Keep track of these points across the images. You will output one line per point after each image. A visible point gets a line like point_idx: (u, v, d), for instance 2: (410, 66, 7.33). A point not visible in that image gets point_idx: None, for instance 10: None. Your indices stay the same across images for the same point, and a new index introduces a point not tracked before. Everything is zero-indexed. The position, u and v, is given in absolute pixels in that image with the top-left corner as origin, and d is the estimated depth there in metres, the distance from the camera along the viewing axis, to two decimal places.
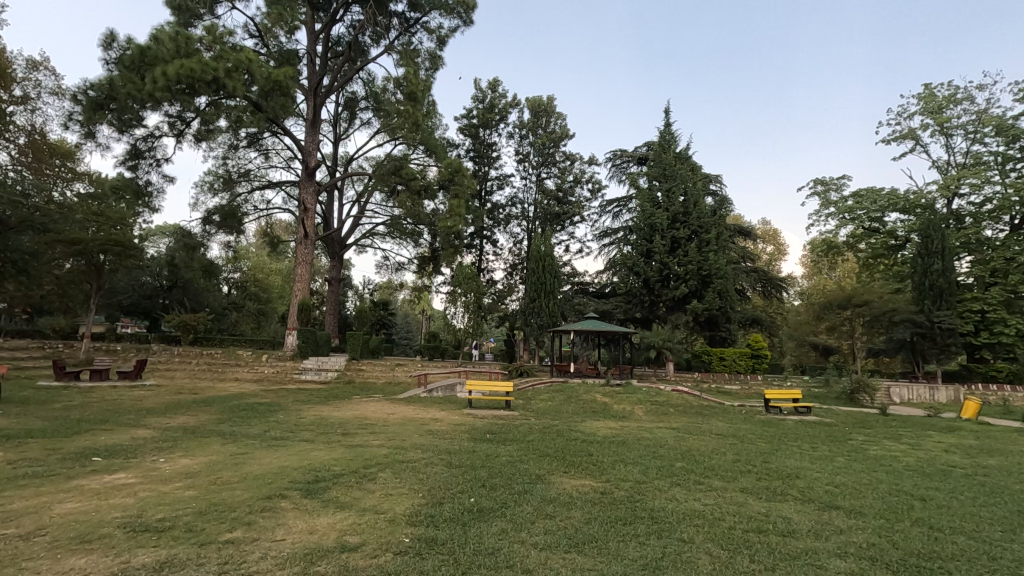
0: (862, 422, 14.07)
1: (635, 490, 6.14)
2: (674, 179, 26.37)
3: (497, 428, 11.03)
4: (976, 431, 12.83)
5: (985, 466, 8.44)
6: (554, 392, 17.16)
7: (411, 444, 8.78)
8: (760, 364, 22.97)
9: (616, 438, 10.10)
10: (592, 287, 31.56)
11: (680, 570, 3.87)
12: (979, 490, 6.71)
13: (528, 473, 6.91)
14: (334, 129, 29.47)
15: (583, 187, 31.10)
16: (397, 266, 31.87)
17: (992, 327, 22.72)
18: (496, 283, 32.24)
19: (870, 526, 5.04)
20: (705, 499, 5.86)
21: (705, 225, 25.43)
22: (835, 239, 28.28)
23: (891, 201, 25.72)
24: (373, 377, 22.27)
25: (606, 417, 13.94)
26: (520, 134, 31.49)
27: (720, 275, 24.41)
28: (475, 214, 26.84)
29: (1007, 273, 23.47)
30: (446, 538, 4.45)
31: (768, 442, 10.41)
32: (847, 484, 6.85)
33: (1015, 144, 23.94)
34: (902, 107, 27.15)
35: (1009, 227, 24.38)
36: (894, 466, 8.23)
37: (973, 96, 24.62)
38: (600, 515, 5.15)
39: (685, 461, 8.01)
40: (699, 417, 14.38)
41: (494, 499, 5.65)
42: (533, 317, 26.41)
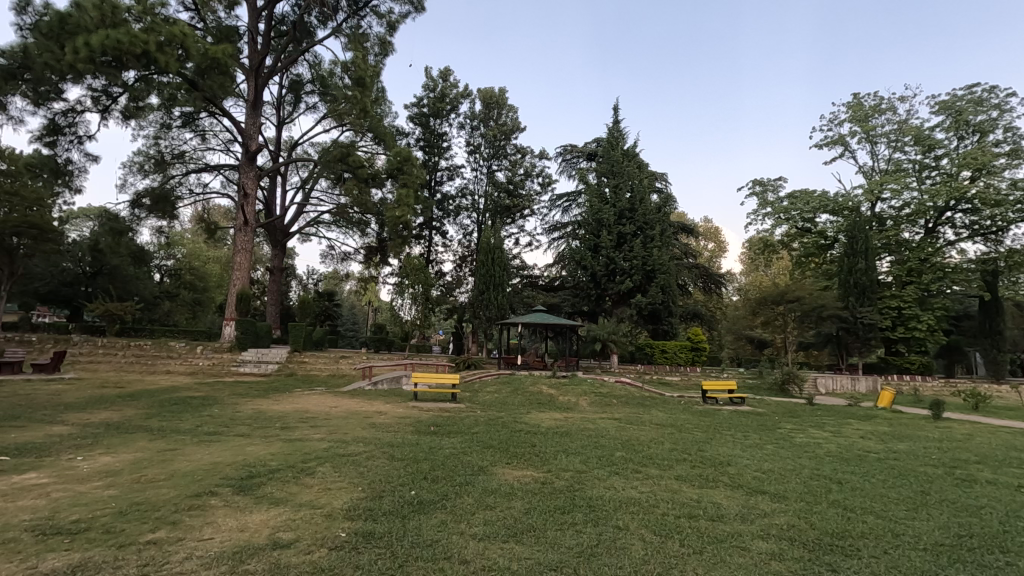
0: (791, 412, 14.94)
1: (574, 480, 6.27)
2: (622, 176, 26.94)
3: (441, 420, 10.98)
4: (889, 419, 13.82)
5: (895, 451, 9.14)
6: (500, 384, 17.26)
7: (353, 437, 8.61)
8: (699, 355, 23.93)
9: (560, 429, 10.26)
10: (542, 281, 31.85)
11: (614, 556, 3.98)
12: (889, 473, 7.27)
13: (471, 465, 6.92)
14: (278, 112, 28.31)
15: (534, 180, 31.32)
16: (343, 256, 31.09)
17: (908, 323, 24.57)
18: (445, 274, 32.06)
19: (791, 509, 5.35)
20: (641, 487, 6.05)
21: (651, 221, 26.07)
22: (770, 238, 29.80)
23: (822, 203, 27.27)
24: (317, 370, 21.74)
25: (551, 408, 14.18)
26: (471, 125, 31.32)
27: (664, 270, 25.21)
28: (424, 204, 26.48)
29: (921, 273, 25.41)
30: (384, 531, 4.39)
31: (703, 432, 10.85)
32: (774, 470, 7.24)
33: (931, 153, 25.85)
34: (833, 114, 28.76)
35: (924, 230, 26.37)
36: (817, 453, 8.79)
37: (895, 107, 26.42)
38: (539, 504, 5.23)
39: (625, 451, 8.24)
40: (641, 408, 14.87)
41: (435, 492, 5.63)
42: (482, 309, 26.42)
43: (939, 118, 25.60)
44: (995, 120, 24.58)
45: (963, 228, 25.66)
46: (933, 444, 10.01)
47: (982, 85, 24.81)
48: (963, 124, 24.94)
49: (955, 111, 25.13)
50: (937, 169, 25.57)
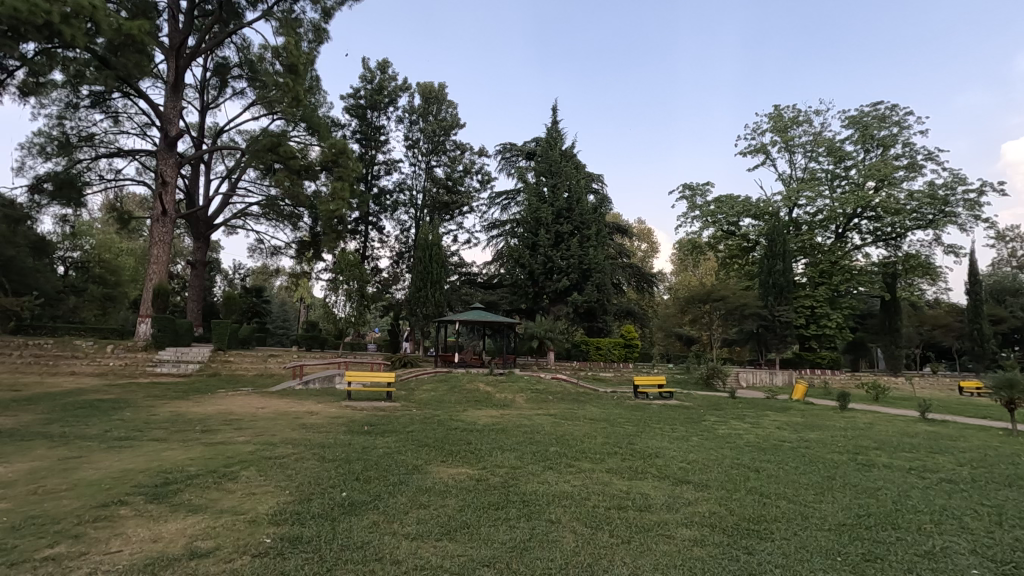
0: (715, 405, 15.75)
1: (509, 476, 6.31)
2: (560, 176, 27.41)
3: (375, 419, 10.74)
4: (801, 410, 14.84)
5: (807, 440, 9.85)
6: (437, 382, 17.14)
7: (281, 439, 8.28)
8: (631, 352, 24.76)
9: (496, 426, 10.30)
10: (480, 278, 31.85)
11: (546, 549, 4.05)
12: (801, 460, 7.81)
13: (404, 463, 6.82)
14: (202, 97, 26.69)
15: (473, 178, 31.24)
16: (272, 250, 29.74)
17: (819, 321, 26.60)
18: (381, 271, 31.39)
19: (713, 497, 5.63)
20: (573, 481, 6.18)
21: (587, 221, 26.71)
22: (698, 240, 31.27)
23: (745, 208, 28.82)
24: (243, 369, 20.72)
25: (488, 405, 14.26)
26: (410, 119, 30.82)
27: (599, 269, 25.85)
28: (360, 199, 25.85)
29: (831, 274, 27.50)
30: (311, 535, 4.25)
31: (634, 425, 11.23)
32: (698, 460, 7.61)
33: (841, 164, 27.99)
34: (757, 124, 30.52)
35: (835, 235, 28.45)
36: (738, 444, 9.32)
37: (810, 119, 28.38)
38: (474, 501, 5.24)
39: (558, 446, 8.39)
40: (575, 403, 15.23)
41: (367, 492, 5.50)
42: (418, 307, 26.05)
43: (849, 132, 27.75)
44: (895, 135, 26.94)
45: (867, 234, 27.92)
46: (839, 433, 10.85)
47: (885, 104, 27.13)
48: (869, 138, 27.16)
49: (862, 126, 27.33)
50: (846, 179, 27.71)
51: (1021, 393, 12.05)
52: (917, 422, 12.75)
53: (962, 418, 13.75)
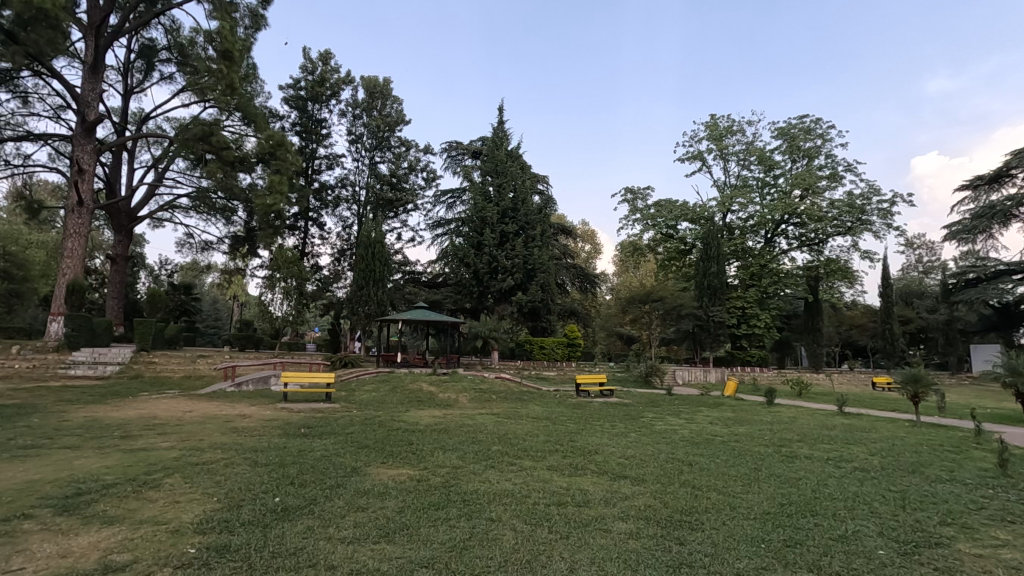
0: (653, 402, 16.28)
1: (450, 476, 6.28)
2: (505, 175, 27.51)
3: (313, 421, 10.39)
4: (733, 406, 15.59)
5: (737, 434, 10.36)
6: (379, 383, 16.81)
7: (210, 443, 7.88)
8: (574, 351, 25.19)
9: (438, 426, 10.22)
10: (424, 277, 31.48)
11: (486, 548, 4.05)
12: (730, 453, 8.21)
13: (343, 465, 6.66)
14: (125, 80, 24.93)
15: (418, 175, 30.81)
16: (203, 245, 28.20)
17: (749, 321, 28.07)
18: (322, 268, 30.42)
19: (649, 491, 5.82)
20: (514, 479, 6.22)
21: (532, 221, 26.99)
22: (639, 242, 32.24)
23: (682, 212, 29.96)
24: (170, 370, 19.55)
25: (431, 405, 14.13)
26: (353, 113, 30.03)
27: (543, 269, 26.14)
28: (300, 193, 24.98)
29: (761, 277, 29.06)
30: (241, 543, 4.06)
31: (575, 423, 11.43)
32: (635, 455, 7.85)
33: (771, 173, 29.60)
34: (694, 132, 31.77)
35: (765, 239, 30.07)
36: (674, 439, 9.68)
37: (743, 129, 29.83)
38: (413, 502, 5.17)
39: (501, 445, 8.43)
40: (518, 402, 15.35)
41: (302, 497, 5.31)
42: (360, 306, 25.42)
43: (778, 142, 29.36)
44: (819, 147, 28.74)
45: (794, 240, 29.67)
46: (766, 426, 11.50)
47: (811, 118, 28.91)
48: (795, 149, 28.87)
49: (790, 137, 28.99)
50: (775, 187, 29.32)
51: (924, 387, 13.15)
52: (834, 415, 13.68)
53: (875, 411, 14.86)
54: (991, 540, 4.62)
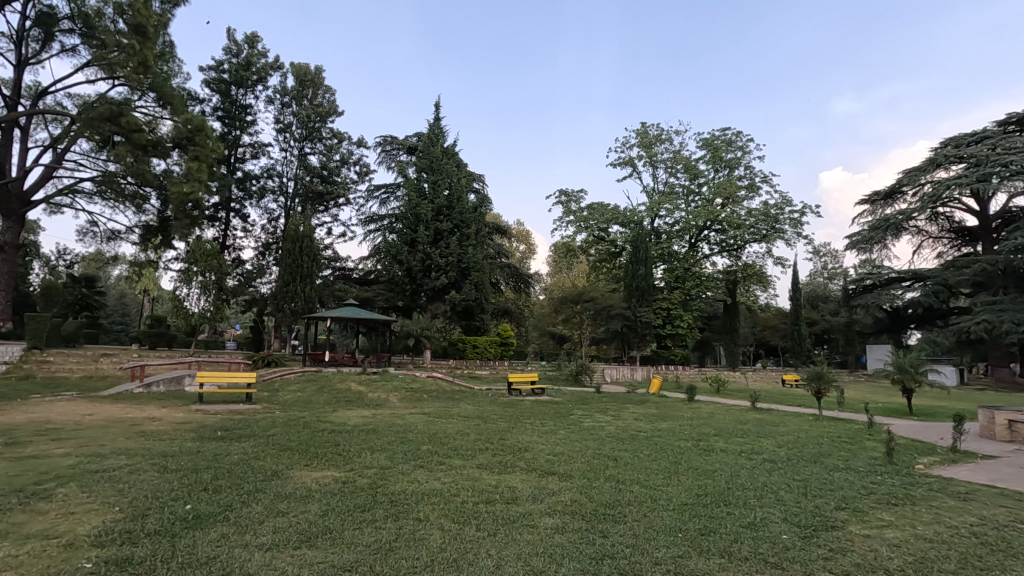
0: (582, 400, 16.68)
1: (377, 477, 6.15)
2: (441, 173, 27.23)
3: (231, 424, 9.85)
4: (657, 403, 16.27)
5: (659, 430, 10.81)
6: (304, 382, 16.15)
7: (114, 449, 7.29)
8: (507, 350, 25.37)
9: (366, 426, 9.96)
10: (355, 274, 30.61)
11: (412, 548, 4.00)
12: (653, 448, 8.57)
13: (263, 469, 6.36)
14: (18, 49, 22.50)
15: (350, 168, 29.89)
16: (109, 234, 25.98)
17: (674, 322, 29.36)
18: (245, 262, 28.85)
19: (575, 486, 5.95)
20: (443, 478, 6.18)
21: (467, 220, 26.93)
22: (572, 244, 32.95)
23: (613, 216, 30.92)
24: (67, 370, 17.86)
25: (359, 405, 13.77)
26: (281, 101, 28.71)
27: (478, 268, 26.11)
28: (220, 182, 23.56)
29: (685, 280, 30.53)
30: (145, 555, 3.78)
31: (506, 422, 11.52)
32: (563, 452, 8.02)
33: (695, 181, 31.13)
34: (626, 139, 32.90)
35: (689, 244, 31.60)
36: (600, 435, 9.97)
37: (671, 138, 31.19)
38: (338, 505, 5.03)
39: (431, 444, 8.35)
40: (450, 401, 15.27)
41: (216, 503, 5.02)
42: (286, 303, 24.35)
43: (703, 153, 30.94)
44: (740, 158, 30.55)
45: (715, 245, 31.29)
46: (686, 422, 12.07)
47: (732, 131, 30.71)
48: (718, 159, 30.55)
49: (713, 147, 30.62)
50: (698, 195, 30.88)
51: (826, 384, 14.26)
52: (748, 410, 14.58)
53: (783, 407, 15.96)
54: (877, 522, 5.11)
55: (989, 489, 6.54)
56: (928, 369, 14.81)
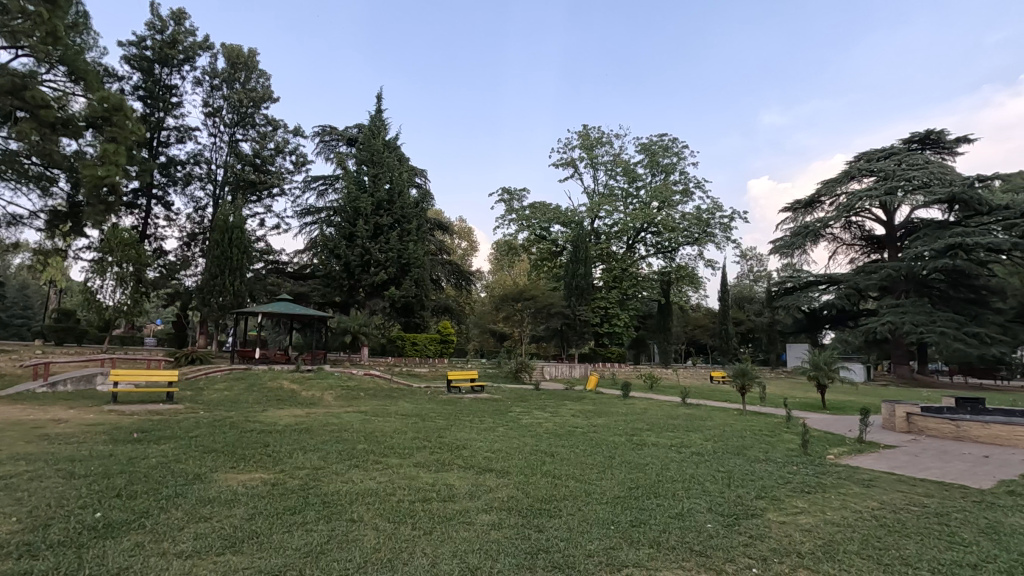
0: (521, 397, 16.84)
1: (309, 477, 5.95)
2: (382, 166, 26.64)
3: (148, 425, 9.23)
4: (593, 399, 16.67)
5: (595, 425, 11.09)
6: (232, 380, 15.38)
7: (13, 454, 6.67)
8: (447, 348, 25.23)
9: (299, 426, 9.61)
10: (289, 268, 29.44)
11: (345, 550, 3.90)
12: (588, 443, 8.77)
13: (184, 473, 6.01)
14: None
15: (285, 158, 28.68)
16: (10, 218, 23.63)
17: (611, 320, 30.16)
18: (167, 253, 27.09)
19: (512, 482, 6.01)
20: (379, 478, 6.07)
21: (408, 215, 26.47)
22: (514, 242, 33.17)
23: (554, 216, 31.37)
24: None
25: (292, 404, 13.29)
26: (210, 83, 27.14)
27: (418, 264, 25.76)
28: (140, 167, 21.99)
29: (622, 280, 31.42)
30: (45, 569, 3.47)
31: (445, 419, 11.45)
32: (501, 449, 8.06)
33: (633, 184, 32.11)
34: (568, 140, 33.43)
35: (627, 245, 32.54)
36: (538, 431, 10.12)
37: (611, 142, 32.01)
38: (266, 508, 4.82)
39: (367, 443, 8.16)
40: (387, 399, 15.00)
41: (130, 510, 4.70)
42: (213, 297, 23.09)
43: (641, 157, 31.96)
44: (675, 164, 31.76)
45: (651, 247, 32.36)
46: (620, 418, 12.43)
47: (669, 137, 31.90)
48: (655, 164, 31.64)
49: (651, 152, 31.69)
50: (636, 198, 31.88)
51: (749, 380, 15.09)
52: (678, 406, 15.23)
53: (711, 402, 16.75)
54: (792, 509, 5.47)
55: (889, 475, 7.17)
56: (839, 366, 15.99)
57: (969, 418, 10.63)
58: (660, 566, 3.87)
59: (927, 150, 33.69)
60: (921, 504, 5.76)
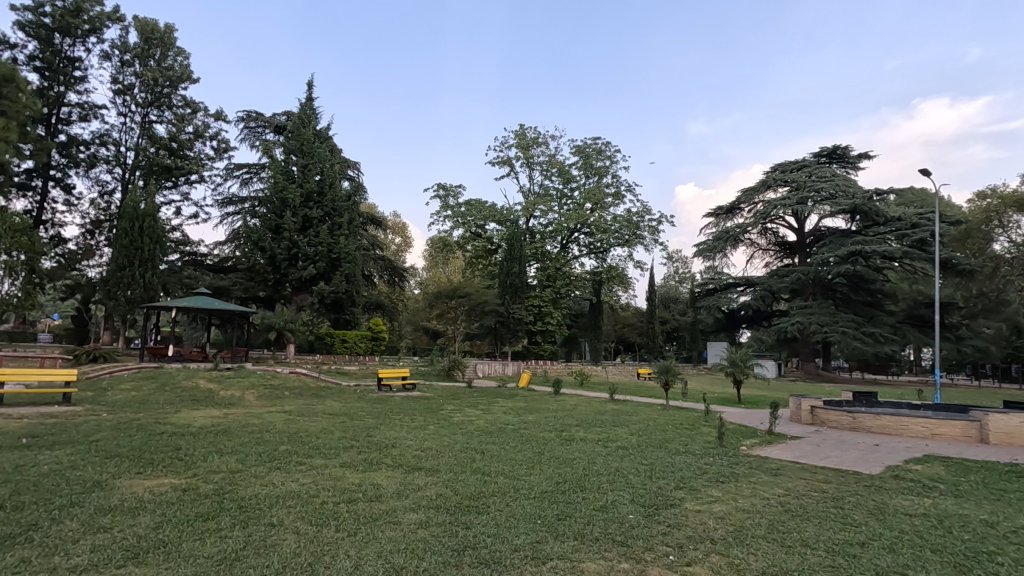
0: (453, 395, 16.76)
1: (225, 481, 5.65)
2: (312, 156, 25.65)
3: (39, 429, 8.38)
4: (525, 396, 16.84)
5: (525, 422, 11.21)
6: (141, 380, 14.30)
7: None
8: (378, 345, 24.76)
9: (215, 427, 9.07)
10: (208, 260, 27.75)
11: (261, 556, 3.74)
12: (519, 440, 8.85)
13: (80, 481, 5.52)
14: None
15: (205, 143, 26.95)
16: None
17: (544, 318, 30.59)
18: (67, 241, 24.78)
19: (441, 480, 5.98)
20: (302, 479, 5.85)
21: (339, 208, 25.60)
22: (449, 239, 32.96)
23: (490, 213, 31.43)
24: None
25: (209, 404, 12.53)
26: (120, 59, 25.07)
27: (349, 259, 24.97)
28: (35, 144, 19.98)
29: (556, 279, 31.92)
30: None
31: (374, 418, 11.19)
32: (431, 447, 7.98)
33: (567, 185, 32.74)
34: (504, 138, 33.55)
35: (560, 245, 33.14)
36: (469, 429, 10.10)
37: (547, 142, 32.46)
38: (175, 515, 4.52)
39: (289, 444, 7.83)
40: (314, 398, 14.48)
41: (15, 523, 4.26)
42: (120, 289, 21.36)
43: (575, 159, 32.62)
44: (608, 167, 32.70)
45: (584, 247, 33.11)
46: (551, 414, 12.64)
47: (602, 141, 32.76)
48: (589, 166, 32.40)
49: (585, 155, 32.41)
50: (570, 199, 32.53)
51: (672, 376, 15.80)
52: (606, 402, 15.70)
53: (637, 397, 17.39)
54: (707, 498, 5.78)
55: (793, 464, 7.75)
56: (754, 363, 17.06)
57: (864, 410, 11.67)
58: (584, 557, 3.98)
59: (834, 164, 36.51)
60: (820, 490, 6.27)
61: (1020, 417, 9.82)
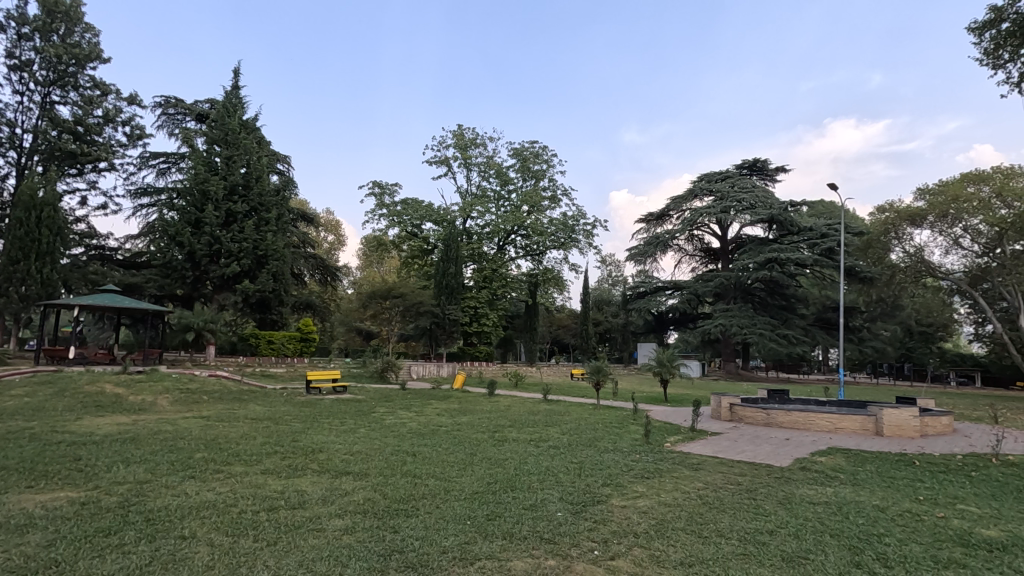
0: (385, 397, 16.43)
1: (132, 493, 5.25)
2: (237, 147, 24.36)
3: None
4: (459, 397, 16.76)
5: (458, 423, 11.14)
6: (37, 384, 13.03)
7: None
8: (307, 346, 23.89)
9: (122, 435, 8.41)
10: (118, 255, 25.70)
11: (170, 571, 3.51)
12: (451, 442, 8.80)
13: None
14: None
15: (116, 128, 24.96)
16: None
17: (480, 319, 30.61)
18: None
19: (370, 484, 5.84)
20: (219, 488, 5.54)
21: (267, 203, 24.44)
22: (384, 238, 32.31)
23: (427, 212, 31.04)
24: None
25: (115, 411, 11.59)
26: (17, 32, 22.76)
27: (277, 257, 23.85)
28: None
29: (492, 280, 31.99)
30: None
31: (301, 422, 10.78)
32: (360, 451, 7.77)
33: (505, 187, 32.93)
34: (441, 138, 33.23)
35: (497, 246, 33.27)
36: (400, 431, 9.93)
37: (485, 144, 32.52)
38: (72, 531, 4.15)
39: (206, 451, 7.38)
40: (236, 403, 13.76)
41: None
42: (12, 285, 19.36)
43: (513, 161, 32.86)
44: (546, 170, 33.19)
45: (520, 249, 33.43)
46: (484, 415, 12.66)
47: (539, 145, 33.20)
48: (526, 169, 32.74)
49: (523, 157, 32.72)
50: (507, 201, 32.72)
51: (604, 376, 16.21)
52: (539, 402, 15.88)
53: (569, 397, 17.71)
54: (632, 493, 5.99)
55: (712, 459, 8.18)
56: (679, 363, 17.82)
57: (776, 407, 12.46)
58: (511, 556, 4.02)
59: (754, 176, 38.86)
60: (736, 483, 6.64)
61: (909, 411, 10.81)
